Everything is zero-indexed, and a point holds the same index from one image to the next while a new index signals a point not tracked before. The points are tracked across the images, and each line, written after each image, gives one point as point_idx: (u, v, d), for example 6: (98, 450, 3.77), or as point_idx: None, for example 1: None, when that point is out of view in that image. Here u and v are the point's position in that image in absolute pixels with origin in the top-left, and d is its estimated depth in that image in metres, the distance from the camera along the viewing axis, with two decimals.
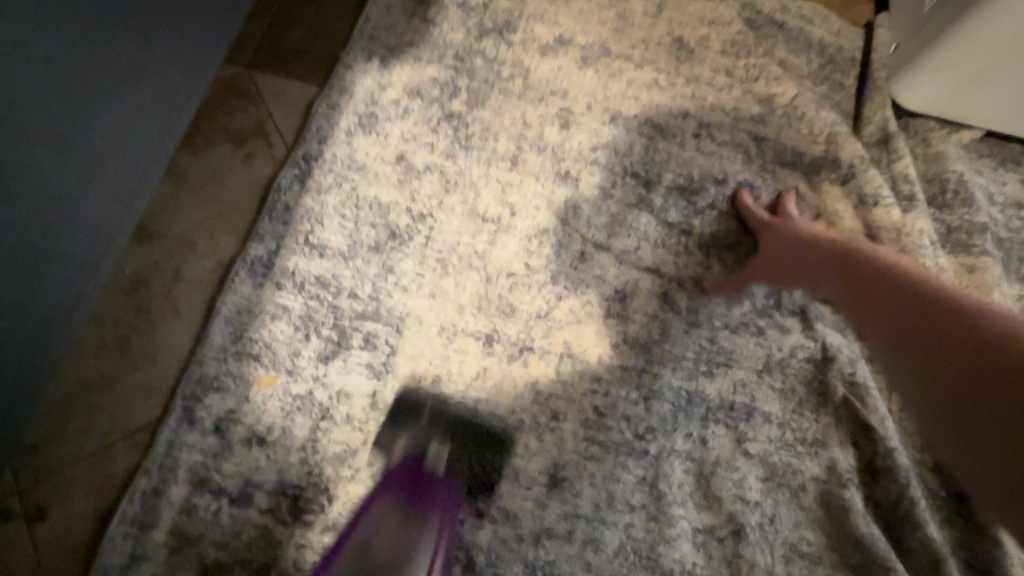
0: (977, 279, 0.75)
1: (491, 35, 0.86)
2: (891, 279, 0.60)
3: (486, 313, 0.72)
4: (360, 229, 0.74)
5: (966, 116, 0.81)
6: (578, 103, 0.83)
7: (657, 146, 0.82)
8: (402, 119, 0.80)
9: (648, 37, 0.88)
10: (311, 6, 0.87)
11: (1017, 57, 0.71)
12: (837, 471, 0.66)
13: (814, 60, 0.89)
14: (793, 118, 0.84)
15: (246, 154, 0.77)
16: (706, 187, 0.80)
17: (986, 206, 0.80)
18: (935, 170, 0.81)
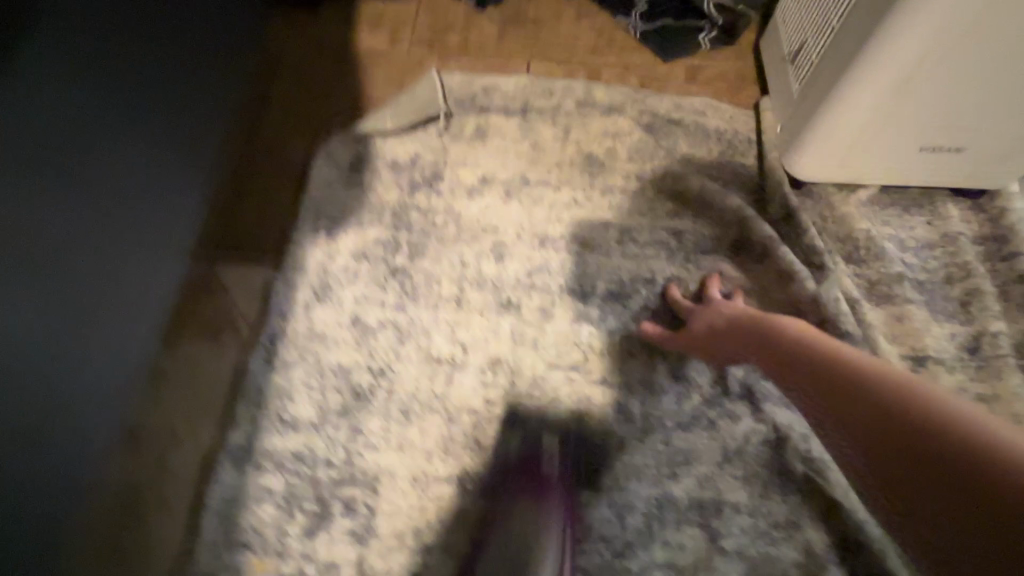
0: (904, 329, 0.80)
1: (421, 187, 0.96)
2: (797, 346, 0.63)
3: (455, 456, 0.75)
4: (327, 396, 0.79)
5: (858, 180, 0.89)
6: (508, 234, 0.91)
7: (586, 259, 0.89)
8: (353, 283, 0.88)
9: (562, 160, 0.98)
10: (260, 194, 0.97)
11: (879, 133, 0.80)
12: (814, 551, 0.68)
13: (714, 149, 0.98)
14: (705, 206, 0.92)
15: (216, 345, 0.85)
16: (637, 288, 0.86)
17: (899, 254, 0.86)
18: (845, 230, 0.88)
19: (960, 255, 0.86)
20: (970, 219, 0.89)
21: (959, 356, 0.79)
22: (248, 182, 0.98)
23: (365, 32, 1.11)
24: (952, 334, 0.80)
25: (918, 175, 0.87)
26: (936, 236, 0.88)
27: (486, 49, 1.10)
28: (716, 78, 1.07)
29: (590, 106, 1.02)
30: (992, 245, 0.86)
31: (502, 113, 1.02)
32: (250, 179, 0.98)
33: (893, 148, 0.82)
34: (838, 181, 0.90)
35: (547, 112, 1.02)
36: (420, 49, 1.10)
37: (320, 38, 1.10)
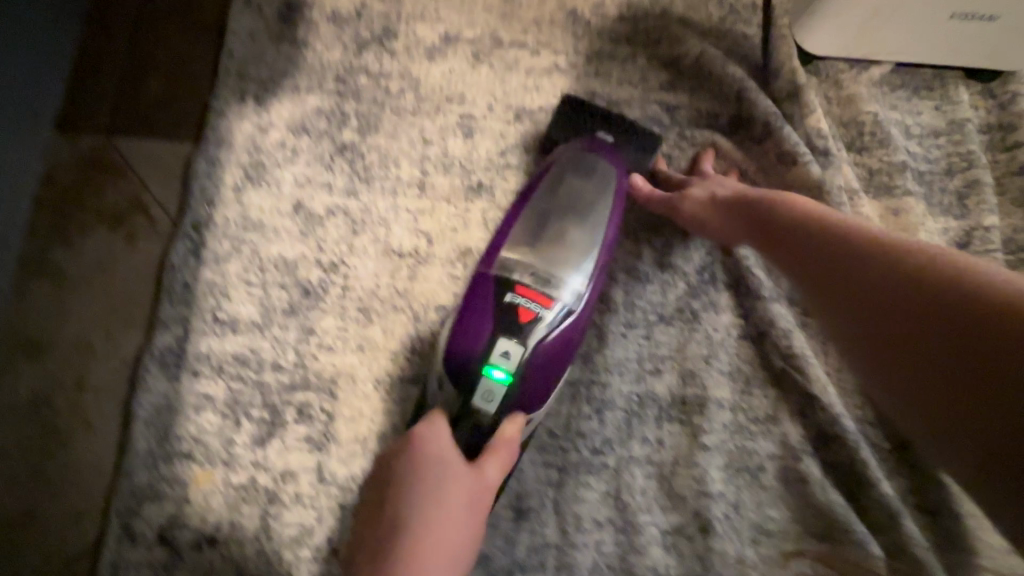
0: (901, 222, 0.75)
1: (370, 45, 0.78)
2: (800, 223, 0.58)
3: (421, 357, 0.68)
4: (270, 293, 0.69)
5: (870, 56, 0.79)
6: (478, 107, 0.77)
7: (568, 137, 0.77)
8: (292, 162, 0.73)
9: (539, 17, 0.82)
10: (163, 46, 0.77)
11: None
12: (790, 444, 0.67)
13: (715, 12, 0.84)
14: (703, 80, 0.80)
15: (127, 235, 0.71)
16: (625, 171, 0.76)
17: (903, 141, 0.79)
18: (852, 112, 0.79)
19: (964, 143, 0.80)
20: (977, 106, 0.82)
21: (950, 252, 0.76)
22: (148, 31, 0.78)
23: None
24: (945, 228, 0.77)
25: (933, 52, 0.78)
26: (942, 123, 0.81)
27: None
28: None
29: None
30: (997, 133, 0.81)
31: None
32: (148, 27, 0.78)
33: (914, 15, 0.71)
34: (848, 54, 0.78)
35: None
36: None
37: None
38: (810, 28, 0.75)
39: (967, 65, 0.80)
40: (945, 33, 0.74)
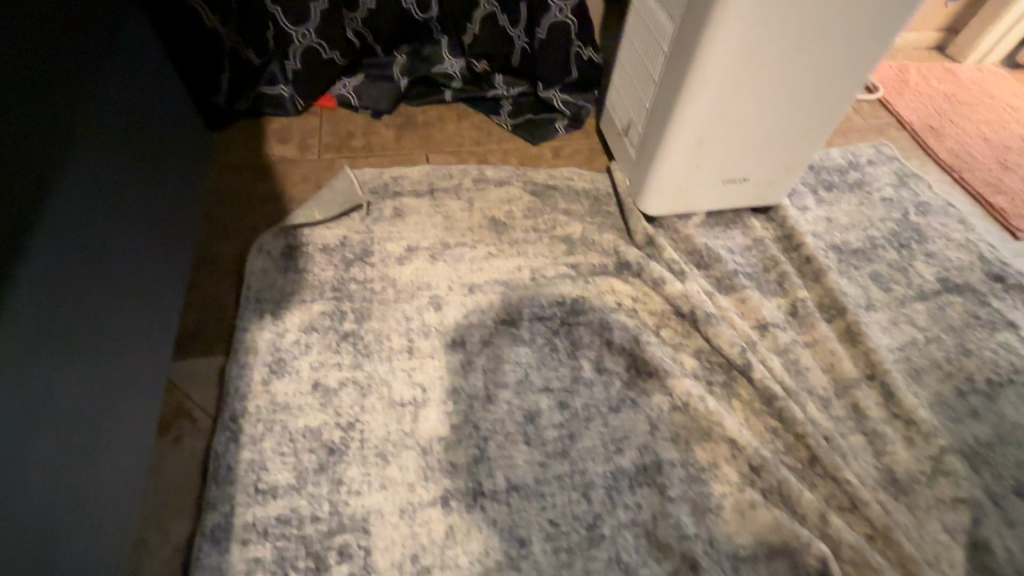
0: (748, 307, 1.09)
1: (355, 263, 1.08)
2: None
3: (434, 482, 0.83)
4: (302, 457, 0.84)
5: (696, 210, 1.20)
6: (441, 289, 1.06)
7: (509, 296, 1.07)
8: (307, 353, 0.95)
9: (471, 225, 1.18)
10: (196, 291, 1.03)
11: (695, 176, 1.11)
12: (733, 481, 0.87)
13: (585, 203, 1.25)
14: (590, 244, 1.17)
15: (173, 437, 0.85)
16: (555, 310, 1.05)
17: (730, 256, 1.17)
18: (691, 245, 1.18)
19: (767, 251, 1.19)
20: (767, 227, 1.24)
21: (788, 320, 1.09)
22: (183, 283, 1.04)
23: (277, 144, 1.31)
24: (778, 305, 1.11)
25: (735, 203, 1.20)
26: (751, 241, 1.21)
27: (387, 146, 1.34)
28: (575, 149, 1.40)
29: (484, 182, 1.26)
30: (785, 241, 1.21)
31: (413, 196, 1.22)
32: None
33: (709, 184, 1.13)
34: (680, 211, 1.19)
35: (450, 190, 1.24)
36: (330, 153, 1.30)
37: (235, 152, 1.27)
38: (650, 198, 1.16)
39: (758, 202, 1.21)
40: (734, 191, 1.16)
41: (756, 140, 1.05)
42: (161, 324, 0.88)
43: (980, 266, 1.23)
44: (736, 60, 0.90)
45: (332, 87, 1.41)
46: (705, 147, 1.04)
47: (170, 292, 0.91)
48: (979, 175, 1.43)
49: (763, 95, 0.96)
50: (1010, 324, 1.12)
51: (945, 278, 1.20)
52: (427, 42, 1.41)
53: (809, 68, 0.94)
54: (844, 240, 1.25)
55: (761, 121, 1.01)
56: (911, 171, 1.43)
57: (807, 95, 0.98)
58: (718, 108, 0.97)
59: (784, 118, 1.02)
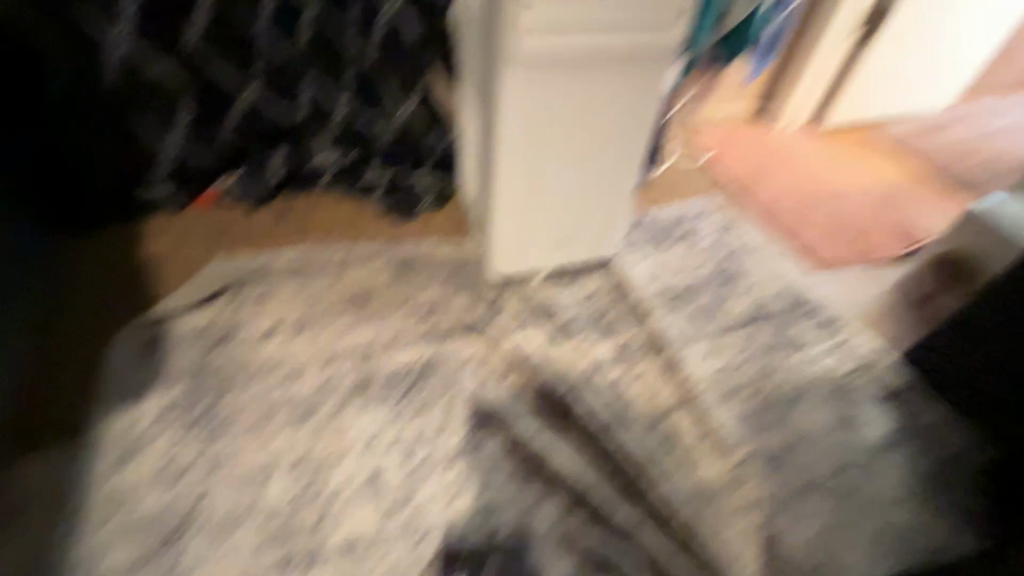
0: (585, 350, 1.22)
1: (217, 346, 1.17)
2: None
3: (272, 548, 0.95)
4: (147, 542, 0.95)
5: (537, 264, 1.34)
6: (300, 363, 1.16)
7: (367, 362, 1.16)
8: (157, 439, 1.04)
9: (335, 300, 1.28)
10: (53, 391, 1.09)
11: (527, 235, 1.26)
12: (552, 514, 0.99)
13: (445, 270, 1.38)
14: (443, 308, 1.29)
15: (20, 529, 0.94)
16: (407, 371, 1.16)
17: (572, 307, 1.32)
18: (536, 299, 1.32)
19: (603, 299, 1.36)
20: (608, 277, 1.40)
21: (620, 358, 1.23)
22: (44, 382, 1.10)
23: (154, 239, 1.40)
24: (616, 345, 1.25)
25: (570, 255, 1.35)
26: (591, 292, 1.37)
27: (261, 236, 1.44)
28: (441, 221, 1.54)
29: (352, 259, 1.37)
30: (620, 288, 1.38)
31: (282, 278, 1.32)
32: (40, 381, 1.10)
33: (542, 241, 1.29)
34: (524, 267, 1.33)
35: (318, 269, 1.34)
36: (203, 245, 1.39)
37: (112, 248, 1.37)
38: (496, 258, 1.30)
39: (594, 251, 1.38)
40: (567, 245, 1.32)
41: (570, 201, 1.21)
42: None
43: (789, 297, 1.43)
44: (526, 153, 1.08)
45: (210, 184, 1.48)
46: (528, 211, 1.20)
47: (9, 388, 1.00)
48: (789, 220, 1.70)
49: (561, 167, 1.13)
50: (804, 345, 1.33)
51: (755, 308, 1.40)
52: (299, 138, 1.49)
53: (591, 152, 1.12)
54: (671, 283, 1.44)
55: (567, 187, 1.18)
56: (734, 218, 1.67)
57: (598, 164, 1.16)
58: (526, 188, 1.15)
59: (586, 189, 1.20)
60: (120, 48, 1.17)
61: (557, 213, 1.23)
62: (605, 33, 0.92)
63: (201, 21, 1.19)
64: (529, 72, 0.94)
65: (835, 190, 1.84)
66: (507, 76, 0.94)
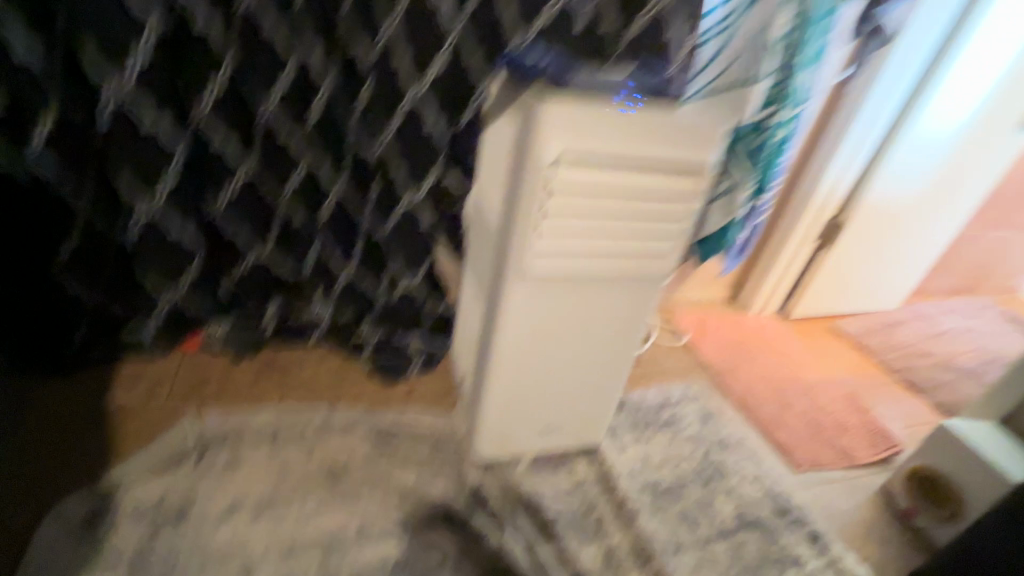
0: (568, 556, 1.15)
1: (166, 526, 1.06)
2: None
3: None
4: None
5: (522, 452, 1.30)
6: (255, 554, 1.05)
7: (331, 557, 1.07)
8: None
9: (306, 476, 1.20)
10: None
11: (516, 424, 1.24)
12: None
13: (424, 447, 1.32)
14: (420, 493, 1.21)
15: None
16: (371, 574, 1.06)
17: (556, 500, 1.26)
18: (519, 489, 1.26)
19: (588, 493, 1.31)
20: (591, 467, 1.37)
21: (603, 567, 1.16)
22: None
23: (123, 389, 1.33)
24: (598, 550, 1.18)
25: (555, 444, 1.33)
26: (575, 482, 1.32)
27: (238, 389, 1.39)
28: (427, 391, 1.51)
29: (330, 427, 1.31)
30: (604, 481, 1.34)
31: (253, 444, 1.24)
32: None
33: (530, 431, 1.26)
34: (508, 454, 1.29)
35: (292, 437, 1.27)
36: (175, 397, 1.33)
37: (74, 394, 1.29)
38: (480, 444, 1.26)
39: (580, 442, 1.36)
40: (553, 435, 1.30)
41: (561, 396, 1.21)
42: None
43: (770, 501, 1.42)
44: (524, 353, 1.10)
45: (199, 331, 1.45)
46: (520, 402, 1.19)
47: None
48: (763, 411, 1.76)
49: (557, 366, 1.15)
50: (790, 559, 1.29)
51: (742, 515, 1.36)
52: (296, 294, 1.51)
53: (587, 354, 1.15)
54: (655, 478, 1.41)
55: (560, 383, 1.19)
56: (713, 408, 1.71)
57: (592, 365, 1.18)
58: (519, 381, 1.15)
59: (578, 386, 1.21)
60: (141, 219, 1.19)
61: (548, 406, 1.22)
62: (606, 261, 1.01)
63: (232, 192, 1.27)
64: (533, 286, 1.00)
65: (801, 380, 1.94)
66: (511, 289, 0.99)
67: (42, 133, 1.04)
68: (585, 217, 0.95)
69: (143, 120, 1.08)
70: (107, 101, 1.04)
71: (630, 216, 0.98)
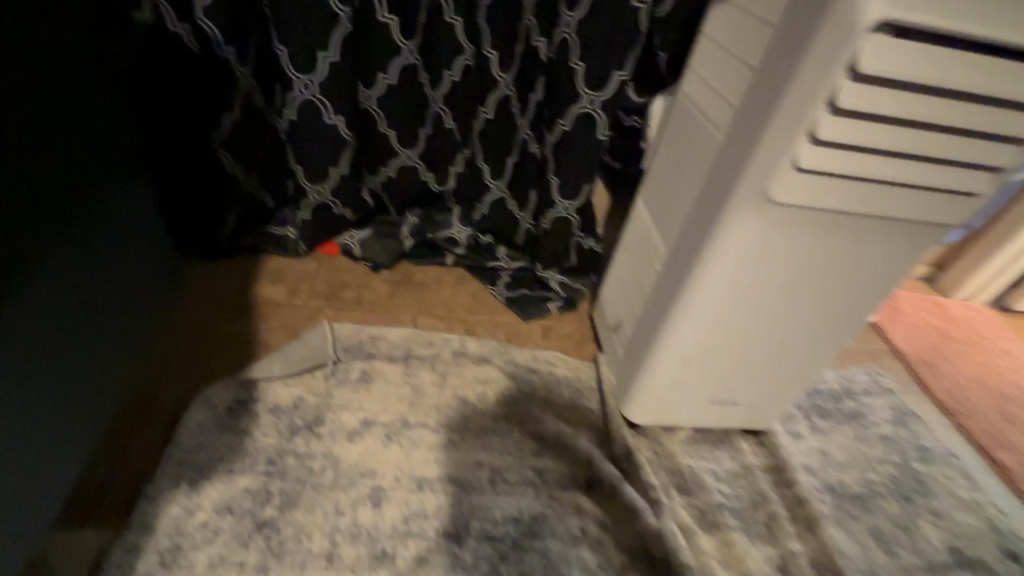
0: (733, 553, 0.96)
1: (301, 431, 0.99)
2: None
3: None
4: None
5: (677, 423, 1.10)
6: (387, 479, 0.95)
7: (466, 499, 0.95)
8: (209, 543, 0.83)
9: (439, 404, 1.09)
10: (124, 449, 0.93)
11: (681, 394, 1.03)
12: None
13: (564, 396, 1.17)
14: (561, 443, 1.04)
15: None
16: (508, 529, 0.92)
17: (715, 484, 1.06)
18: (674, 463, 1.07)
19: (755, 483, 1.08)
20: (756, 452, 1.14)
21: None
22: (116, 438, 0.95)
23: (266, 284, 1.27)
24: (768, 555, 0.97)
25: (719, 422, 1.11)
26: (737, 467, 1.10)
27: (376, 301, 1.31)
28: (565, 334, 1.35)
29: (464, 355, 1.20)
30: (776, 472, 1.10)
31: (388, 360, 1.15)
32: (118, 434, 0.95)
33: (695, 403, 1.05)
34: (660, 423, 1.10)
35: (426, 360, 1.17)
36: (315, 300, 1.27)
37: (222, 283, 1.25)
38: (631, 405, 1.08)
39: (748, 424, 1.13)
40: (720, 413, 1.08)
41: (747, 369, 0.98)
42: (66, 457, 0.81)
43: (991, 536, 1.11)
44: (724, 304, 0.86)
45: (336, 236, 1.38)
46: (694, 369, 0.98)
47: (89, 431, 0.86)
48: (977, 420, 1.38)
49: (755, 333, 0.91)
50: None
51: (954, 548, 1.07)
52: (436, 207, 1.41)
53: (803, 318, 0.88)
54: (838, 481, 1.14)
55: (751, 355, 0.95)
56: (908, 407, 1.36)
57: (799, 339, 0.92)
58: (705, 339, 0.92)
59: (771, 361, 0.97)
60: (298, 97, 1.08)
61: (727, 379, 1.00)
62: (884, 194, 0.71)
63: (388, 83, 1.15)
64: (768, 217, 0.74)
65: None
66: (737, 217, 0.74)
67: None
68: (878, 138, 0.65)
69: None
70: None
71: (948, 131, 0.66)
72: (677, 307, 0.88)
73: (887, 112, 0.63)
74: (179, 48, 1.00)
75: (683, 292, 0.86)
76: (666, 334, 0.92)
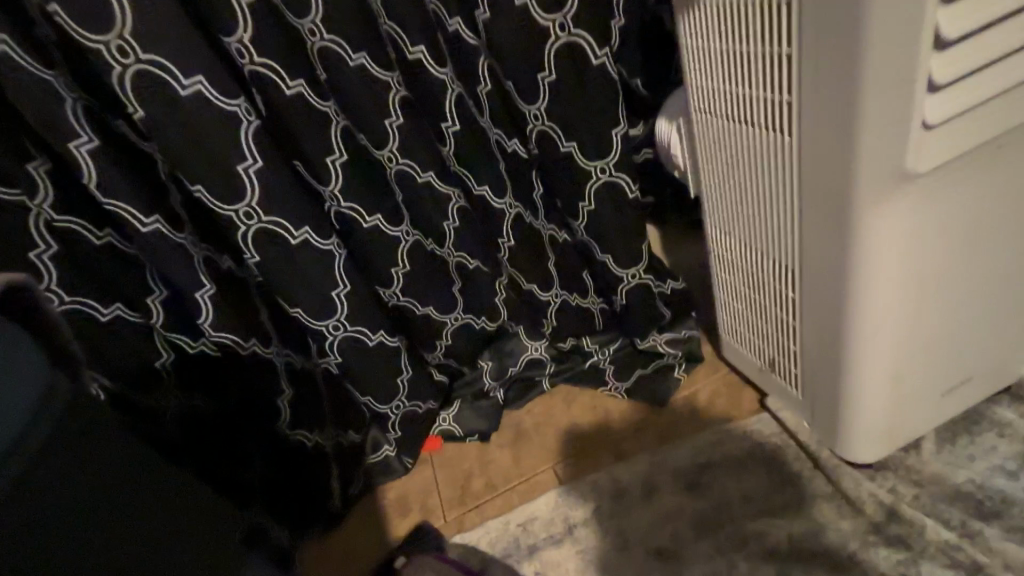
0: None
1: None
2: None
3: None
4: None
5: (916, 435, 0.88)
6: None
7: None
8: None
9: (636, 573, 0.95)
10: None
11: (904, 407, 0.83)
12: None
13: (758, 475, 0.98)
14: (803, 550, 0.87)
15: None
16: None
17: (1015, 488, 0.83)
18: (946, 488, 0.85)
19: None
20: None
21: None
22: None
23: (398, 521, 1.16)
24: None
25: (961, 406, 0.88)
26: (1021, 446, 0.86)
27: (509, 476, 1.16)
28: (711, 395, 1.15)
29: (626, 493, 1.04)
30: None
31: (553, 545, 1.02)
32: None
33: (925, 405, 0.84)
34: (895, 447, 0.88)
35: (591, 521, 1.03)
36: (453, 511, 1.14)
37: (362, 545, 1.15)
38: (850, 447, 0.87)
39: (994, 389, 0.89)
40: (956, 398, 0.86)
41: (962, 338, 0.78)
42: None
43: None
44: (908, 296, 0.69)
45: (432, 428, 1.25)
46: (906, 374, 0.78)
47: None
48: None
49: (952, 300, 0.73)
50: None
51: None
52: (502, 340, 1.26)
53: (994, 253, 0.71)
54: None
55: (959, 322, 0.76)
56: None
57: (1000, 275, 0.74)
58: (906, 338, 0.74)
59: (982, 314, 0.77)
60: (336, 338, 1.01)
61: (946, 361, 0.80)
62: None
63: (405, 271, 1.05)
64: (910, 191, 0.59)
65: None
66: (877, 211, 0.60)
67: (206, 294, 0.88)
68: (1004, 42, 0.50)
69: (291, 230, 0.87)
70: (247, 225, 0.84)
71: None
72: (855, 328, 0.71)
73: (1008, 10, 0.48)
74: (211, 363, 0.97)
75: (854, 309, 0.70)
76: (856, 360, 0.75)
